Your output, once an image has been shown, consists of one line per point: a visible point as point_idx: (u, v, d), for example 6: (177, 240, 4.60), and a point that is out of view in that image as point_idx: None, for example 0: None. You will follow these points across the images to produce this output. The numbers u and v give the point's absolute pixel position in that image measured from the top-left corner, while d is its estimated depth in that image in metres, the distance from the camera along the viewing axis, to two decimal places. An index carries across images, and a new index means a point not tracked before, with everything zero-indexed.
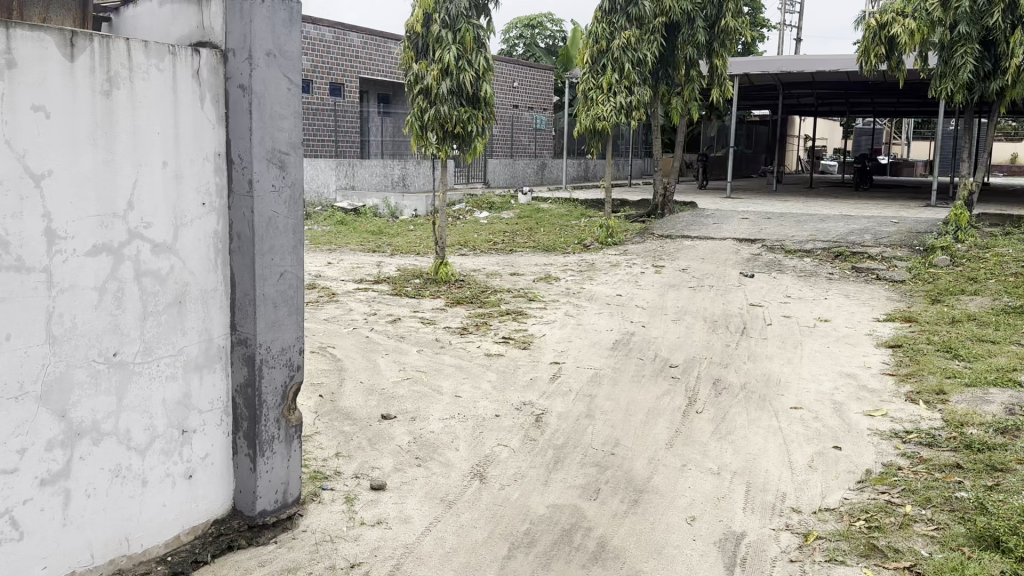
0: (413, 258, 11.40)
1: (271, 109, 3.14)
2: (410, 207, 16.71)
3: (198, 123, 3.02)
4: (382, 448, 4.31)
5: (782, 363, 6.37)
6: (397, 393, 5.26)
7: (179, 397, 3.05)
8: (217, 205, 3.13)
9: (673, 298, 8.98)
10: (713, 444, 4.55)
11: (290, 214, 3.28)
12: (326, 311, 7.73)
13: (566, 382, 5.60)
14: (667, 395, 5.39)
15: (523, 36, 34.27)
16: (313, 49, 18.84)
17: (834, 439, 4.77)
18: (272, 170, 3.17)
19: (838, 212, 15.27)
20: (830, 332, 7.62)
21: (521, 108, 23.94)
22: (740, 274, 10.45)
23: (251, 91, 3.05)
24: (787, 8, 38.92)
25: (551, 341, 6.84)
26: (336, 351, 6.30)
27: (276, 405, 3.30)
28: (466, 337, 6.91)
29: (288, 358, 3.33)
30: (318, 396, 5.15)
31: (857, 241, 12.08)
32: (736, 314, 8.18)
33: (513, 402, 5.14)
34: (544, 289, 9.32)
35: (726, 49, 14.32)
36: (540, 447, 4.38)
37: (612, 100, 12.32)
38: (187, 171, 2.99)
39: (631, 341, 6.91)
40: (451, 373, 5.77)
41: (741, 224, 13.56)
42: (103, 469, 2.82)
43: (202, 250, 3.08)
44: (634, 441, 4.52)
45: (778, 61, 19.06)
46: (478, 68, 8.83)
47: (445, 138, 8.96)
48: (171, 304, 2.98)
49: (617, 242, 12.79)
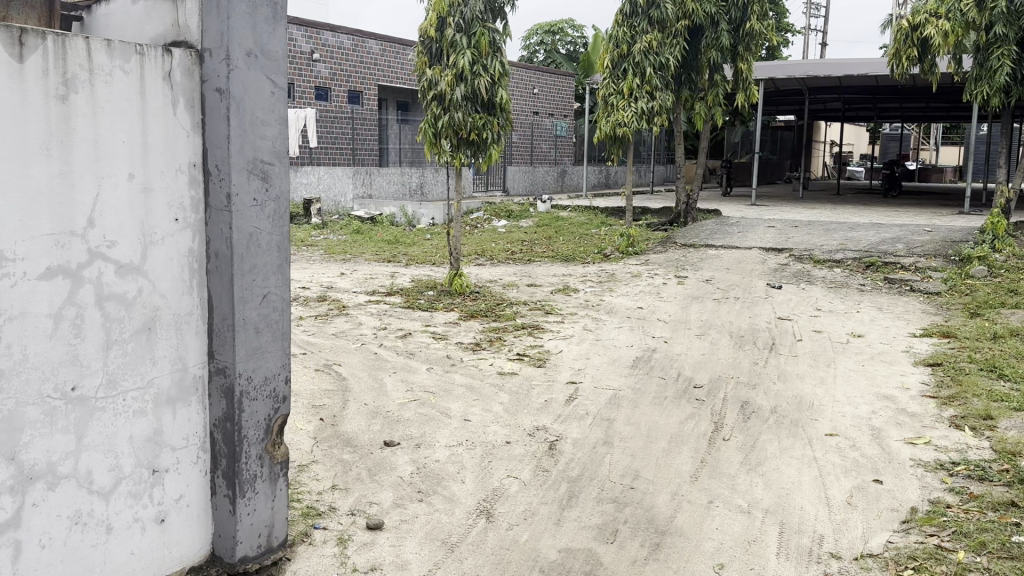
0: (428, 269, 11.12)
1: (252, 115, 2.85)
2: (427, 215, 16.45)
3: (170, 130, 2.73)
4: (382, 480, 3.99)
5: (814, 383, 5.97)
6: (402, 416, 4.94)
7: (149, 433, 2.76)
8: (193, 220, 2.84)
9: (696, 311, 8.60)
10: (743, 477, 4.18)
11: (275, 229, 2.98)
12: (335, 325, 7.44)
13: (582, 405, 5.25)
14: (692, 419, 5.03)
15: (544, 42, 34.04)
16: (331, 57, 18.81)
17: (874, 471, 4.38)
18: (253, 182, 2.87)
19: (868, 220, 14.77)
20: (864, 348, 7.21)
21: (541, 115, 23.69)
22: (767, 285, 10.05)
23: (229, 95, 2.76)
24: (812, 12, 38.34)
25: (568, 358, 6.50)
26: (342, 368, 6.00)
27: (259, 441, 2.99)
28: (479, 353, 6.58)
29: (274, 389, 3.03)
30: (318, 419, 4.84)
31: (889, 250, 11.62)
32: (764, 328, 7.78)
33: (526, 426, 4.81)
34: (562, 302, 8.99)
35: (750, 53, 13.95)
36: (553, 479, 4.03)
37: (633, 106, 11.97)
38: (157, 184, 2.70)
39: (652, 358, 6.55)
40: (461, 395, 5.44)
41: (767, 233, 13.14)
42: (61, 517, 2.52)
43: (175, 270, 2.79)
44: (655, 472, 4.16)
45: (803, 65, 18.68)
46: (493, 72, 8.52)
47: (459, 146, 8.65)
48: (138, 331, 2.69)
49: (638, 251, 12.44)
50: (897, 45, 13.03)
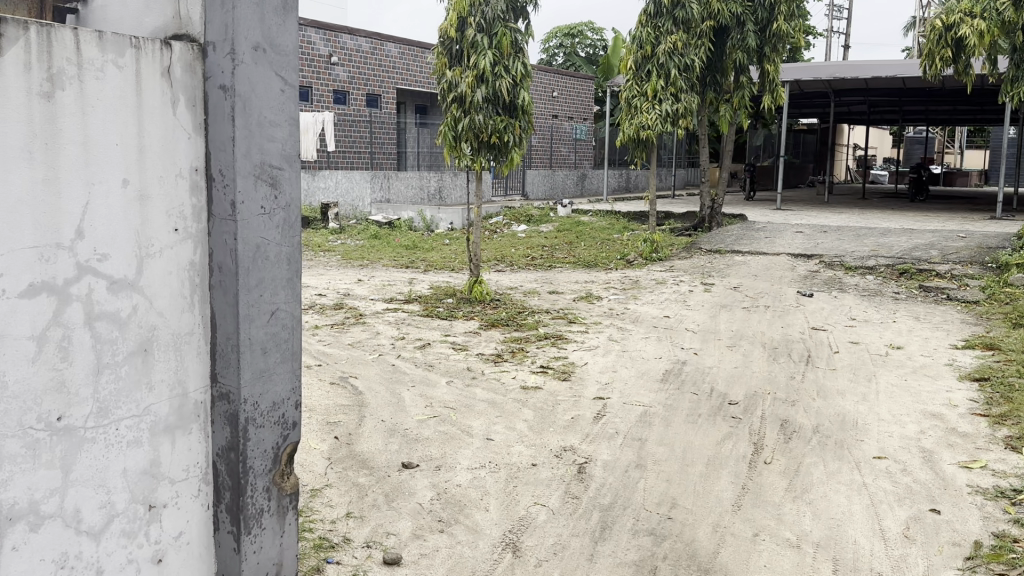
0: (447, 275, 10.88)
1: (260, 115, 2.59)
2: (446, 220, 16.16)
3: (170, 131, 2.48)
4: (400, 507, 3.72)
5: (856, 400, 5.63)
6: (421, 434, 4.67)
7: (145, 465, 2.51)
8: (195, 230, 2.58)
9: (725, 320, 8.27)
10: (789, 505, 3.89)
11: (285, 241, 2.72)
12: (352, 335, 7.20)
13: (611, 423, 4.95)
14: (729, 439, 4.72)
15: (563, 45, 33.84)
16: (351, 61, 18.76)
17: (930, 500, 4.04)
18: (261, 188, 2.61)
19: (898, 225, 14.34)
20: (905, 361, 6.84)
21: (561, 119, 23.51)
22: (798, 293, 9.71)
23: (235, 93, 2.51)
24: (834, 13, 37.94)
25: (595, 370, 6.21)
26: (358, 382, 5.75)
27: (265, 472, 2.73)
28: (501, 365, 6.30)
29: (282, 415, 2.77)
30: (333, 438, 4.58)
31: (923, 256, 11.22)
32: (798, 340, 7.45)
33: (552, 447, 4.52)
34: (586, 310, 8.68)
35: (777, 53, 13.57)
36: (584, 508, 3.74)
37: (657, 108, 11.67)
38: (155, 191, 2.45)
39: (682, 371, 6.24)
40: (483, 411, 5.15)
41: (795, 238, 12.78)
42: (45, 561, 2.26)
43: (173, 286, 2.53)
44: (693, 501, 3.86)
45: (829, 67, 18.36)
46: (515, 73, 8.23)
47: (479, 149, 8.40)
48: (132, 354, 2.43)
49: (662, 257, 12.13)
50: (929, 45, 11.99)
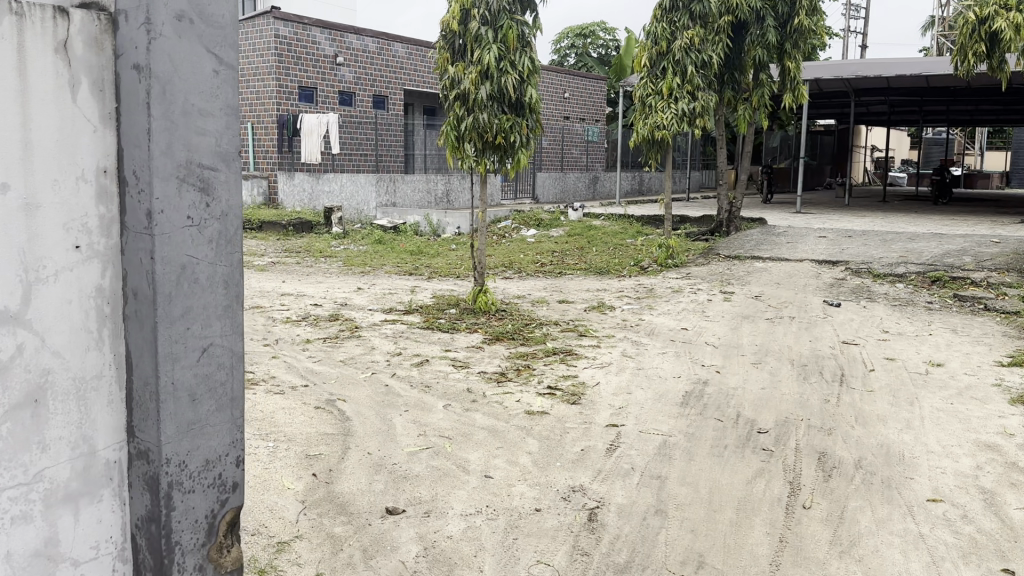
0: (452, 282, 10.37)
1: (186, 101, 2.05)
2: (453, 224, 15.52)
3: (68, 122, 1.94)
4: (379, 566, 3.18)
5: (899, 428, 5.04)
6: (411, 471, 4.11)
7: (39, 545, 1.96)
8: (104, 246, 2.05)
9: (748, 333, 7.68)
10: (835, 563, 3.32)
11: (220, 258, 2.18)
12: (345, 350, 6.66)
13: (627, 457, 4.38)
14: (762, 478, 4.15)
15: (575, 46, 33.38)
16: (356, 61, 18.51)
17: (1000, 556, 3.45)
18: (188, 194, 2.08)
19: (926, 229, 13.69)
20: (948, 381, 6.22)
21: (572, 120, 23.20)
22: (824, 302, 9.12)
23: (151, 74, 1.98)
24: (852, 14, 37.65)
25: (608, 392, 5.63)
26: (346, 405, 5.21)
27: (198, 547, 2.19)
28: (504, 386, 5.73)
29: (220, 475, 2.24)
30: (310, 475, 4.03)
31: (956, 263, 10.58)
32: (829, 356, 6.85)
33: (559, 486, 3.96)
34: (597, 321, 8.11)
35: (799, 50, 12.96)
36: (595, 569, 3.19)
37: (672, 107, 11.10)
38: (46, 198, 1.91)
39: (704, 393, 5.66)
40: (483, 441, 4.60)
41: (819, 243, 12.18)
42: None
43: (75, 318, 2.00)
44: (724, 559, 3.30)
45: (850, 66, 17.93)
46: (522, 69, 7.69)
47: (484, 150, 7.84)
48: (16, 408, 1.87)
49: (678, 263, 11.52)
50: (962, 40, 11.48)
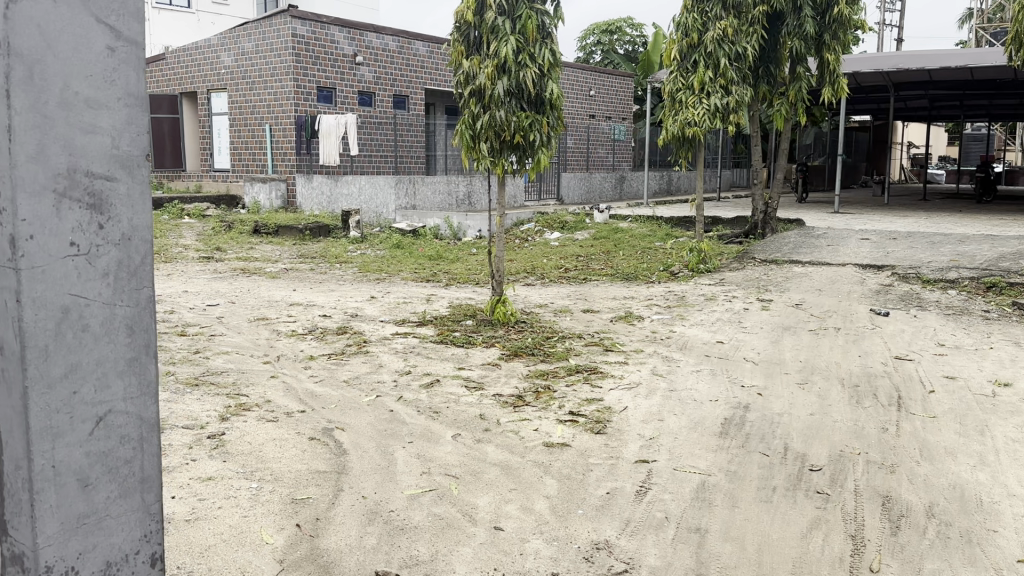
0: (470, 290, 9.84)
1: (65, 88, 1.55)
2: (474, 227, 14.90)
3: None
4: None
5: (972, 465, 4.39)
6: (409, 521, 3.56)
7: None
8: None
9: (790, 347, 7.03)
10: None
11: (121, 298, 1.69)
12: (350, 368, 6.13)
13: (659, 502, 3.80)
14: (817, 530, 3.54)
15: (601, 42, 32.71)
16: (377, 61, 18.07)
17: None
18: (71, 215, 1.59)
19: (975, 230, 12.89)
20: (1020, 405, 5.52)
21: (597, 118, 22.60)
22: (872, 311, 8.43)
23: (10, 51, 1.47)
24: (887, 6, 36.71)
25: (636, 419, 5.03)
26: (344, 435, 4.69)
27: None
28: (521, 412, 5.17)
29: None
30: (294, 526, 3.50)
31: (1013, 267, 9.81)
32: (883, 374, 6.19)
33: (579, 543, 3.39)
34: (625, 334, 7.51)
35: (838, 41, 12.22)
36: None
37: (704, 102, 10.39)
38: None
39: (746, 420, 5.06)
40: (494, 481, 4.04)
41: (862, 245, 11.49)
42: None
43: None
44: None
45: (892, 58, 17.15)
46: (542, 62, 7.13)
47: (500, 149, 7.27)
48: None
49: (710, 268, 10.86)
50: (1017, 26, 10.61)
